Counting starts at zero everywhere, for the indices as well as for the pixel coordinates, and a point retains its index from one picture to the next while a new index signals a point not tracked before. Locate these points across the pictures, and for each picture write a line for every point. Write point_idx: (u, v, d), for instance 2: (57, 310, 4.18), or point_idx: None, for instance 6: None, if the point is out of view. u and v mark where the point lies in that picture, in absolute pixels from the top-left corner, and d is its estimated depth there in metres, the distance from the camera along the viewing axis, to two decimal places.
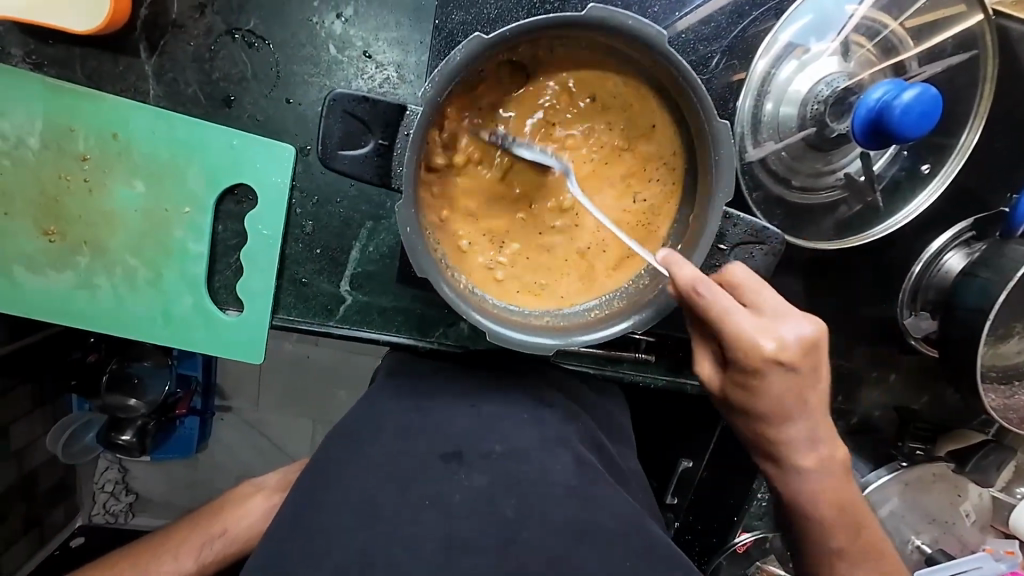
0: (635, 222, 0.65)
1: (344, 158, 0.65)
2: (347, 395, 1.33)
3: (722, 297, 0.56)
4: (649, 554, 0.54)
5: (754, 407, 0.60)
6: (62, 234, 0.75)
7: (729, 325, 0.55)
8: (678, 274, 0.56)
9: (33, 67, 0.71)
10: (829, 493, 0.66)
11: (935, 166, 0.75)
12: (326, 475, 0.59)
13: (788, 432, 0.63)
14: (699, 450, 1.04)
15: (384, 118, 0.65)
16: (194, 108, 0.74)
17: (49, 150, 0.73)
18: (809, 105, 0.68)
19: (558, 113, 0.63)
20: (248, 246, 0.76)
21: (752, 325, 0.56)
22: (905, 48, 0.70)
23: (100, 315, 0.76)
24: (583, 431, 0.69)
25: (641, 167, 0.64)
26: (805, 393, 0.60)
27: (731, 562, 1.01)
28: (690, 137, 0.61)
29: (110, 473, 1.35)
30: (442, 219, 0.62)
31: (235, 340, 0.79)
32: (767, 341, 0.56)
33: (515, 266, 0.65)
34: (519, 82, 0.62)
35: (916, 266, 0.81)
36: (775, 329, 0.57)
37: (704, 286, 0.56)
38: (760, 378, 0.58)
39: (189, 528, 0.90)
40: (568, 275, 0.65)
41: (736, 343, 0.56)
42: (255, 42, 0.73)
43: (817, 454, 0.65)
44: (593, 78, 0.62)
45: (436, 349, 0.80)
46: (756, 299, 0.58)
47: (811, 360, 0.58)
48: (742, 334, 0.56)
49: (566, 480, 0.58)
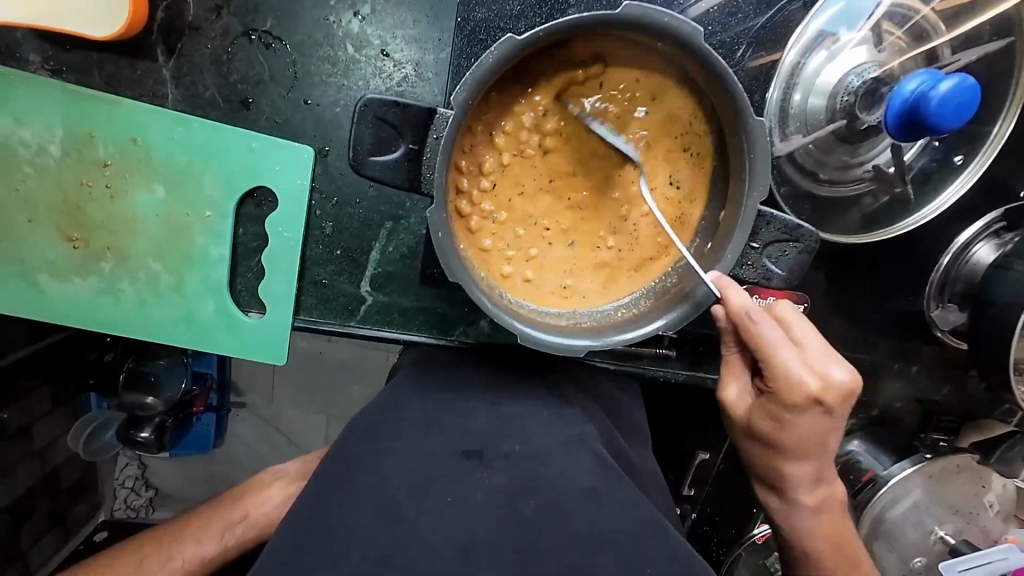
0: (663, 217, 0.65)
1: (375, 163, 0.62)
2: (361, 390, 1.34)
3: (771, 330, 0.58)
4: (665, 550, 0.54)
5: (778, 440, 0.62)
6: (86, 240, 0.75)
7: (774, 357, 0.58)
8: (731, 299, 0.58)
9: (52, 73, 0.71)
10: (828, 522, 0.68)
11: (968, 158, 0.73)
12: (345, 468, 0.60)
13: (791, 468, 0.64)
14: (717, 442, 1.06)
15: (415, 121, 0.62)
16: (212, 111, 0.73)
17: (69, 157, 0.73)
18: (839, 97, 0.67)
19: (571, 110, 0.61)
20: (268, 249, 0.76)
21: (794, 359, 0.58)
22: (938, 35, 0.68)
23: (124, 320, 0.77)
24: (597, 426, 0.69)
25: (660, 154, 0.64)
26: (828, 438, 0.61)
27: (749, 552, 1.05)
28: (722, 132, 0.60)
29: (130, 469, 1.38)
30: (469, 221, 0.61)
31: (255, 342, 0.79)
32: (812, 380, 0.57)
33: (543, 266, 0.64)
34: (548, 77, 0.60)
35: (944, 257, 0.80)
36: (812, 369, 0.58)
37: (755, 314, 0.58)
38: (795, 414, 0.59)
39: (209, 513, 0.90)
40: (593, 278, 0.65)
41: (781, 377, 0.58)
42: (273, 43, 0.72)
43: (818, 492, 0.66)
44: (606, 69, 0.60)
45: (457, 347, 0.80)
46: (798, 336, 0.60)
47: (844, 407, 0.59)
48: (786, 370, 0.58)
49: (587, 480, 0.58)
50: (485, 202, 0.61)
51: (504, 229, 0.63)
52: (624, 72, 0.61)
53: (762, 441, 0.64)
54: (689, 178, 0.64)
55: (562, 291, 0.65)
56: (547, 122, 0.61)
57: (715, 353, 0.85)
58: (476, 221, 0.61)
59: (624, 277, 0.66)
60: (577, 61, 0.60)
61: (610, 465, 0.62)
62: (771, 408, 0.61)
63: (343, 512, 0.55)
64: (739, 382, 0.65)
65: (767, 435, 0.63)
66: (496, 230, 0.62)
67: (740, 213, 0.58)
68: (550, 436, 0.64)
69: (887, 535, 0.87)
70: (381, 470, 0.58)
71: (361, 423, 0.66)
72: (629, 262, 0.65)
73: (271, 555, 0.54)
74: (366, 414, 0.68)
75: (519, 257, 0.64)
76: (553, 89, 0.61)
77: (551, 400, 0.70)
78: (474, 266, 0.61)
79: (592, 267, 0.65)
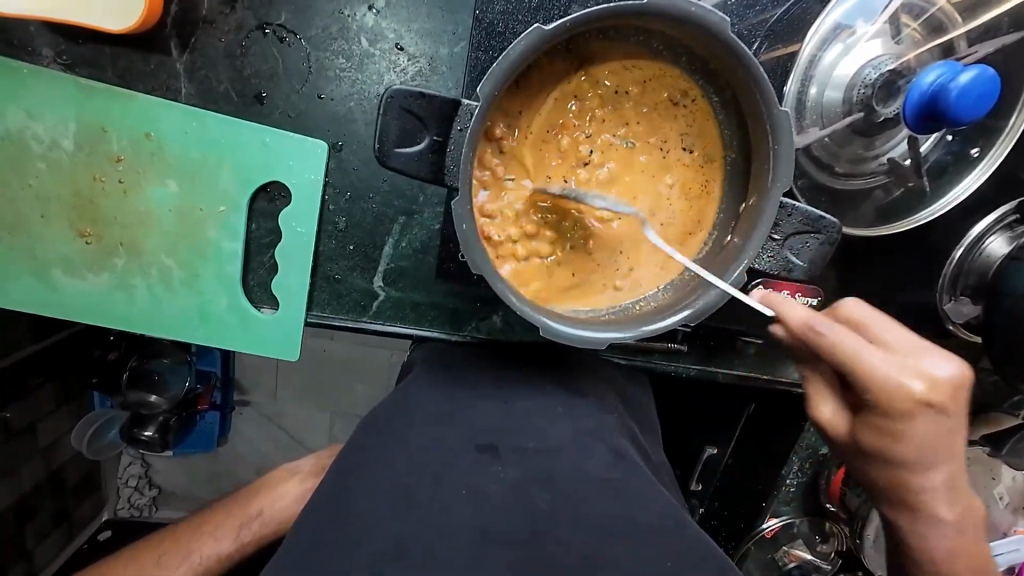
0: (687, 187, 0.64)
1: (399, 155, 0.62)
2: (364, 388, 1.33)
3: (851, 339, 0.58)
4: (682, 539, 0.54)
5: (897, 452, 0.61)
6: (98, 235, 0.75)
7: (865, 365, 0.58)
8: (789, 316, 0.60)
9: (64, 67, 0.71)
10: (967, 536, 0.67)
11: (983, 150, 0.74)
12: (360, 462, 0.60)
13: (922, 479, 0.64)
14: (725, 437, 1.06)
15: (438, 112, 0.62)
16: (226, 105, 0.73)
17: (83, 152, 0.73)
18: (855, 89, 0.67)
19: (583, 100, 0.61)
20: (282, 244, 0.76)
21: (889, 363, 0.58)
22: (954, 27, 0.69)
23: (136, 315, 0.77)
24: (613, 420, 0.68)
25: (676, 130, 0.63)
26: (951, 437, 0.61)
27: (759, 546, 1.06)
28: (742, 117, 0.60)
29: (134, 468, 1.37)
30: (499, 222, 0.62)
31: (268, 337, 0.79)
32: (913, 380, 0.58)
33: (590, 254, 0.64)
34: (557, 69, 0.60)
35: (956, 250, 0.79)
36: (912, 372, 0.58)
37: (821, 324, 0.59)
38: (908, 420, 0.59)
39: (223, 509, 0.90)
40: (649, 257, 0.65)
41: (877, 383, 0.58)
42: (287, 36, 0.72)
43: (957, 505, 0.66)
44: (611, 59, 0.60)
45: (469, 341, 0.80)
46: (880, 337, 0.61)
47: (954, 401, 0.60)
48: (881, 374, 0.58)
49: (604, 472, 0.59)
50: (508, 201, 0.62)
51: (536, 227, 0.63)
52: (632, 60, 0.61)
53: (873, 456, 0.63)
54: (705, 141, 0.63)
55: (603, 283, 0.65)
56: (564, 114, 0.61)
57: (726, 348, 0.85)
58: (503, 221, 0.62)
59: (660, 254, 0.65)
60: (583, 52, 0.60)
61: (626, 460, 0.62)
62: (875, 418, 0.60)
63: (358, 504, 0.56)
64: (831, 401, 0.64)
65: (881, 449, 0.62)
66: (520, 230, 0.62)
67: (764, 206, 0.58)
68: (563, 429, 0.64)
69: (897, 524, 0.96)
70: (395, 463, 0.58)
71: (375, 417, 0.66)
72: (675, 235, 0.65)
73: (283, 550, 0.54)
74: (381, 409, 0.68)
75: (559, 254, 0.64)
76: (563, 82, 0.60)
77: (562, 394, 0.70)
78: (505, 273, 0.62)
79: (639, 252, 0.65)
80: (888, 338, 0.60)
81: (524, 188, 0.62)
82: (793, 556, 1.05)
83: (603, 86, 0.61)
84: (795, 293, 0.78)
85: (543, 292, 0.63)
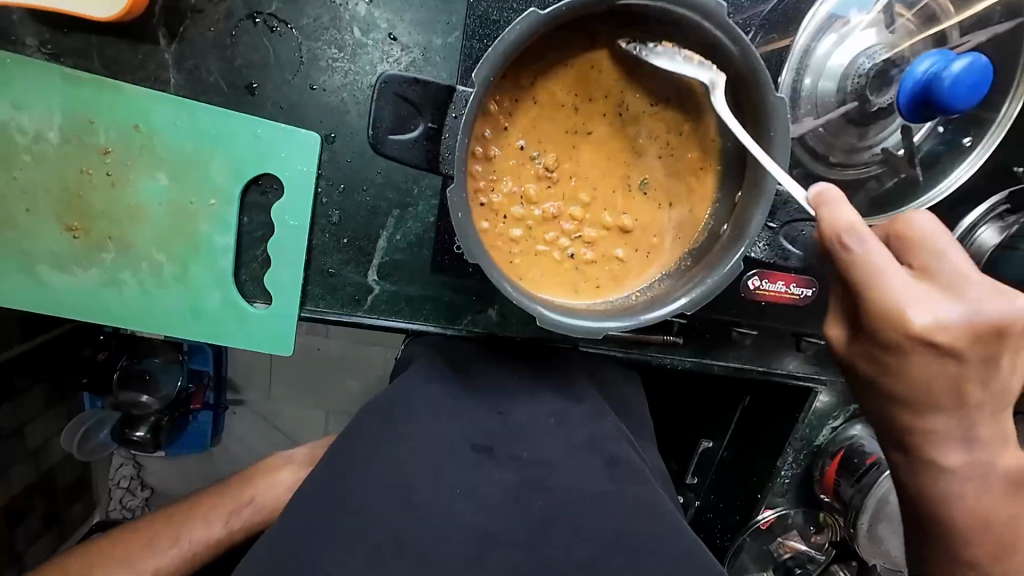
0: (680, 135, 0.63)
1: (393, 142, 0.63)
2: (357, 385, 1.32)
3: (874, 257, 0.53)
4: (676, 543, 0.55)
5: (891, 386, 0.58)
6: (87, 230, 0.73)
7: (877, 289, 0.53)
8: (824, 219, 0.55)
9: (50, 57, 0.69)
10: (973, 495, 0.62)
11: (976, 140, 0.74)
12: (353, 456, 0.59)
13: (932, 422, 0.60)
14: (720, 432, 1.06)
15: (435, 100, 0.62)
16: (216, 96, 0.72)
17: (69, 144, 0.71)
18: (849, 79, 0.68)
19: (570, 81, 0.60)
20: (275, 237, 0.75)
21: (909, 292, 0.53)
22: (946, 16, 0.69)
23: (128, 311, 0.75)
24: (610, 423, 0.67)
25: (664, 99, 0.62)
26: (962, 383, 0.56)
27: (755, 537, 1.06)
28: (733, 92, 0.60)
29: (125, 470, 1.36)
30: (498, 215, 0.62)
31: (262, 332, 0.78)
32: (923, 316, 0.53)
33: (596, 233, 0.64)
34: (543, 52, 0.59)
35: (950, 241, 0.78)
36: (937, 308, 0.53)
37: (853, 239, 0.54)
38: (905, 357, 0.55)
39: (218, 494, 0.89)
40: (662, 229, 0.65)
41: (882, 309, 0.53)
42: (278, 26, 0.70)
43: (968, 456, 0.61)
44: (590, 41, 0.60)
45: (465, 336, 0.80)
46: (925, 262, 0.56)
47: (975, 346, 0.54)
48: (892, 300, 0.53)
49: (599, 486, 0.59)
50: (504, 189, 0.61)
51: (539, 215, 0.62)
52: (611, 37, 0.60)
53: (867, 382, 0.61)
54: (691, 103, 0.62)
55: (609, 272, 0.65)
56: (555, 96, 0.60)
57: (722, 340, 0.85)
58: (503, 212, 0.62)
59: (670, 225, 0.65)
60: (565, 35, 0.59)
61: (620, 463, 0.62)
62: (872, 348, 0.57)
63: (354, 500, 0.55)
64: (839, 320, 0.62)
65: (870, 376, 0.60)
66: (519, 213, 0.62)
67: (760, 195, 0.58)
68: (553, 439, 0.64)
69: (890, 517, 0.94)
70: (389, 460, 0.58)
71: (370, 412, 0.65)
72: (679, 197, 0.65)
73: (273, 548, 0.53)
74: (375, 400, 0.67)
75: (564, 239, 0.63)
76: (551, 66, 0.60)
77: (557, 398, 0.69)
78: (507, 270, 0.62)
79: (644, 224, 0.64)
80: (946, 262, 0.54)
81: (522, 174, 0.61)
82: (787, 547, 1.07)
83: (588, 65, 0.60)
84: (788, 284, 0.81)
85: (542, 285, 0.63)
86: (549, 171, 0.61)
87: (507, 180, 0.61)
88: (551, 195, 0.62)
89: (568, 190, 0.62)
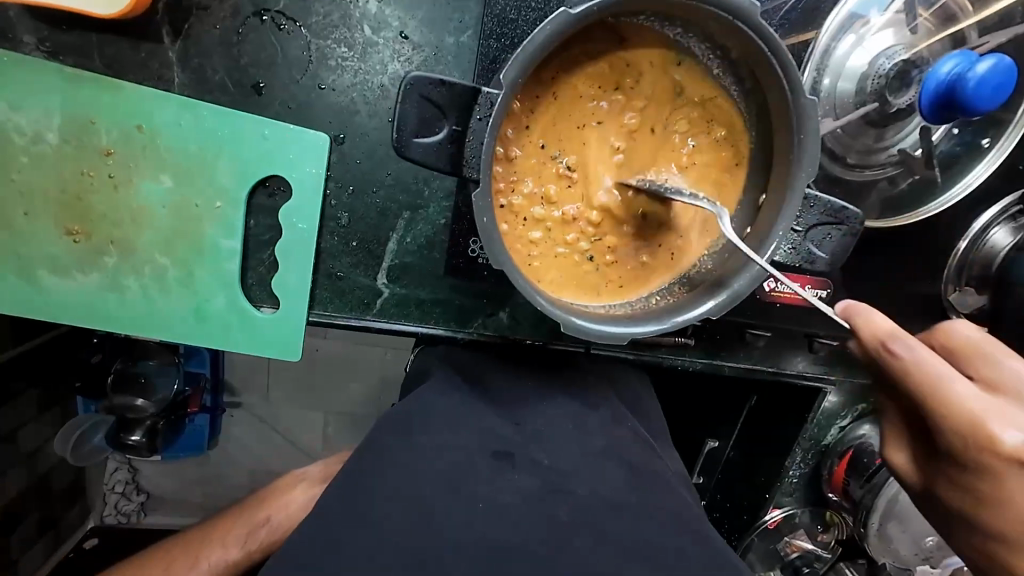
0: (702, 139, 0.63)
1: (418, 145, 0.61)
2: (360, 388, 1.30)
3: (930, 364, 0.53)
4: (697, 551, 0.55)
5: (982, 516, 0.56)
6: (88, 233, 0.71)
7: (948, 400, 0.52)
8: (861, 329, 0.56)
9: (48, 55, 0.67)
10: None
11: (994, 140, 0.75)
12: (368, 466, 0.58)
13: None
14: (727, 432, 1.07)
15: (460, 102, 0.60)
16: (222, 95, 0.70)
17: (69, 145, 0.69)
18: (869, 80, 0.67)
19: (596, 83, 0.60)
20: (283, 240, 0.73)
21: (980, 402, 0.52)
22: (964, 16, 0.69)
23: (131, 317, 0.73)
24: (626, 430, 0.67)
25: (688, 102, 0.62)
26: None
27: (762, 538, 1.06)
28: (758, 95, 0.59)
29: (120, 474, 1.32)
30: (519, 217, 0.61)
31: (269, 337, 0.76)
32: (1005, 433, 0.51)
33: (616, 237, 0.63)
34: (568, 53, 0.58)
35: (961, 242, 0.78)
36: (1017, 419, 0.52)
37: (899, 344, 0.54)
38: (994, 479, 0.53)
39: (236, 517, 0.88)
40: (683, 232, 0.64)
41: (957, 429, 0.52)
42: (286, 24, 0.69)
43: None
44: (616, 43, 0.59)
45: (476, 339, 0.79)
46: (982, 367, 0.55)
47: None
48: (967, 417, 0.52)
49: (619, 495, 0.58)
50: (525, 192, 0.60)
51: (560, 218, 0.61)
52: (637, 41, 0.59)
53: (955, 514, 0.59)
54: (715, 106, 0.62)
55: (628, 277, 0.64)
56: (579, 98, 0.60)
57: (734, 341, 0.85)
58: (524, 215, 0.61)
59: (690, 228, 0.65)
60: (592, 36, 0.58)
61: (639, 472, 0.61)
62: (953, 471, 0.56)
63: (371, 512, 0.53)
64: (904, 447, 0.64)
65: (960, 506, 0.58)
66: (540, 216, 0.61)
67: (785, 199, 0.58)
68: (569, 446, 0.63)
69: (901, 516, 0.95)
70: (406, 469, 0.57)
71: (385, 420, 0.63)
72: (701, 199, 0.64)
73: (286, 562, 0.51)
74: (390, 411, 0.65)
75: (585, 243, 0.63)
76: (576, 68, 0.59)
77: (572, 404, 0.69)
78: (527, 273, 0.61)
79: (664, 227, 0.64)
80: (1008, 368, 0.54)
81: (543, 176, 0.60)
82: (794, 547, 1.07)
83: (614, 67, 0.60)
84: (804, 285, 0.82)
85: (562, 288, 0.62)
86: (571, 174, 0.61)
87: (528, 182, 0.60)
88: (572, 197, 0.61)
89: (590, 193, 0.62)
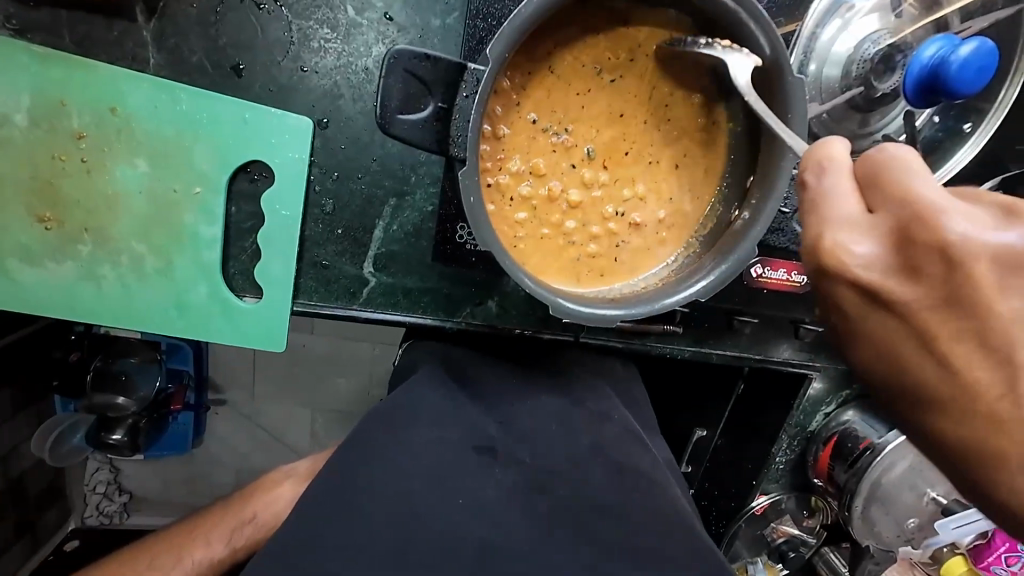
0: (690, 122, 0.64)
1: (403, 121, 0.63)
2: (346, 382, 1.28)
3: (820, 181, 0.47)
4: (683, 547, 0.55)
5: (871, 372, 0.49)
6: (60, 220, 0.69)
7: (812, 216, 0.47)
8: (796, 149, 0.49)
9: (15, 33, 0.64)
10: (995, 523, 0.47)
11: (976, 124, 0.76)
12: (353, 459, 0.57)
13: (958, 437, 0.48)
14: (715, 420, 1.04)
15: (445, 78, 0.62)
16: (200, 78, 0.68)
17: (39, 128, 0.66)
18: (854, 65, 0.68)
19: (589, 58, 0.60)
20: (265, 227, 0.71)
21: (848, 222, 0.45)
22: (947, 2, 0.69)
23: (107, 307, 0.71)
24: (613, 426, 0.66)
25: (679, 82, 0.62)
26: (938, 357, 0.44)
27: (749, 523, 1.08)
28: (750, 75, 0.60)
29: (101, 474, 1.29)
30: (506, 196, 0.61)
31: (252, 327, 0.74)
32: (857, 254, 0.44)
33: (604, 217, 0.63)
34: (560, 29, 0.58)
35: None
36: (880, 246, 0.44)
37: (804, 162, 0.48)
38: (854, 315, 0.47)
39: (217, 516, 0.85)
40: (670, 215, 0.65)
41: (813, 250, 0.47)
42: (265, 3, 0.67)
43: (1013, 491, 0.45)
44: (610, 19, 0.59)
45: (463, 329, 0.78)
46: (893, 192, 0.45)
47: (938, 299, 0.42)
48: (824, 236, 0.46)
49: (607, 492, 0.58)
50: (513, 170, 0.60)
51: (549, 196, 0.61)
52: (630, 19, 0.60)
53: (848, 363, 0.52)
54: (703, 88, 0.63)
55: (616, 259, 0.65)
56: (572, 73, 0.59)
57: (722, 329, 0.85)
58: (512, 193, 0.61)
59: (679, 210, 0.65)
60: (586, 13, 0.59)
61: (627, 468, 0.61)
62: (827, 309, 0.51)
63: (356, 505, 0.53)
64: None
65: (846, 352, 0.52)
66: (528, 194, 0.61)
67: (776, 178, 0.58)
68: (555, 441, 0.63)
69: (883, 498, 0.96)
70: (393, 461, 0.56)
71: (372, 412, 0.62)
72: (689, 181, 0.65)
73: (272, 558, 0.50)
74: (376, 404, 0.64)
75: (572, 223, 0.63)
76: (568, 43, 0.59)
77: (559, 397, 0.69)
78: (514, 254, 0.61)
79: (653, 209, 0.65)
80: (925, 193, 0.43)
81: (532, 153, 0.60)
82: (780, 532, 1.09)
83: (607, 43, 0.60)
84: (790, 271, 0.83)
85: (548, 269, 0.63)
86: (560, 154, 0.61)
87: (516, 158, 0.60)
88: (561, 176, 0.61)
89: (579, 172, 0.61)
